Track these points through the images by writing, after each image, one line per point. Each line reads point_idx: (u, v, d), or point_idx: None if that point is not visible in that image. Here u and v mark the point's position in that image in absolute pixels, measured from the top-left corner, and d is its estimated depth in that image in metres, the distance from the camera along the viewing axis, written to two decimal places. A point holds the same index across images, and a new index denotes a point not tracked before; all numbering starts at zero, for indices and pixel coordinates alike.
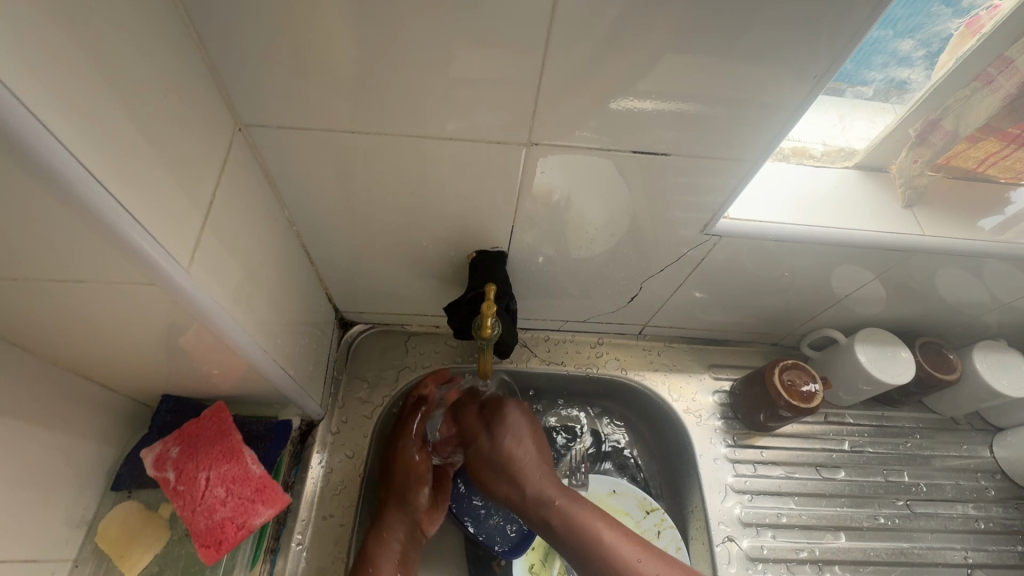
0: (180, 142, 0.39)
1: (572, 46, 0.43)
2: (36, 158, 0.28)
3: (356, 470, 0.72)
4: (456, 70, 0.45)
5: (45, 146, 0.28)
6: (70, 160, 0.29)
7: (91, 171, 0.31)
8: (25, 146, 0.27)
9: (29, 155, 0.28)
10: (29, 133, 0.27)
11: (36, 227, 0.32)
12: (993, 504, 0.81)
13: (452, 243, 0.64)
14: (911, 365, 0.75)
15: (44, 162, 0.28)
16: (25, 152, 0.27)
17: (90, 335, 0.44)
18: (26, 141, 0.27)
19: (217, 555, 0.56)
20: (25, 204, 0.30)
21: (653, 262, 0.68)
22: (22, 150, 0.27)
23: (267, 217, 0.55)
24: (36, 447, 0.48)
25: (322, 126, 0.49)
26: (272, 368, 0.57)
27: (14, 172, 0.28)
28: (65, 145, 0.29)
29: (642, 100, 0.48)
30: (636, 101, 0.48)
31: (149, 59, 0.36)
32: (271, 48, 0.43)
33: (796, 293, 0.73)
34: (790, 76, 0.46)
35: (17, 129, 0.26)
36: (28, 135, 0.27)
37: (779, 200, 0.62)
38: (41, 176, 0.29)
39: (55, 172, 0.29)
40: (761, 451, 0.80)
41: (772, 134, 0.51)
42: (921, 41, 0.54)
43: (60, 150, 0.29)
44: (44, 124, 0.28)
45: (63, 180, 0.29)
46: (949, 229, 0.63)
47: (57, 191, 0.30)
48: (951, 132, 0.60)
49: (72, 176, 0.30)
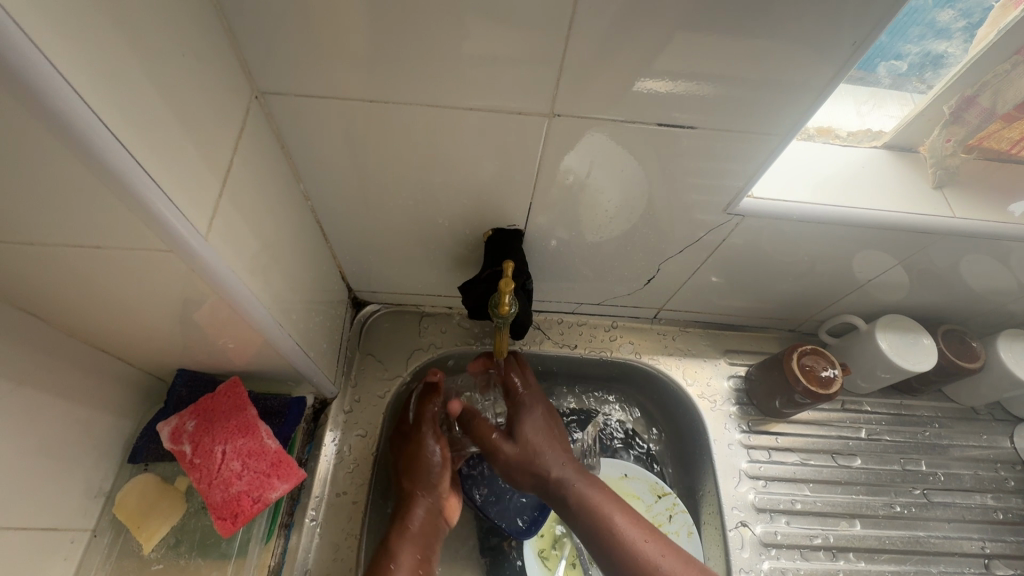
0: (197, 107, 0.38)
1: (602, 14, 0.41)
2: (44, 101, 0.26)
3: (370, 449, 0.72)
4: (479, 38, 0.43)
5: (53, 89, 0.26)
6: (80, 106, 0.28)
7: (115, 135, 0.31)
8: (33, 87, 0.26)
9: (38, 98, 0.26)
10: (36, 73, 0.25)
11: (56, 187, 0.31)
12: (1013, 495, 0.79)
13: (467, 221, 0.63)
14: (934, 352, 0.73)
15: (65, 120, 0.27)
16: (30, 93, 0.26)
17: (108, 303, 0.44)
18: (40, 90, 0.26)
19: (233, 527, 0.56)
20: (42, 155, 0.29)
21: (670, 244, 0.67)
22: (30, 92, 0.26)
23: (282, 191, 0.54)
24: (53, 418, 0.48)
25: (339, 95, 0.48)
26: (287, 344, 0.56)
27: (35, 127, 0.27)
28: (76, 92, 0.28)
29: (659, 80, 0.46)
30: (654, 82, 0.47)
31: (167, 18, 0.35)
32: (287, 11, 0.41)
33: (817, 278, 0.72)
34: (830, 46, 0.43)
35: (30, 76, 0.25)
36: (38, 77, 0.26)
37: (803, 179, 0.61)
38: (65, 137, 0.28)
39: (66, 120, 0.28)
40: (776, 437, 0.79)
41: (801, 112, 0.49)
42: (961, 12, 0.51)
43: (82, 108, 0.28)
44: (51, 65, 0.26)
45: (79, 136, 0.28)
46: (981, 211, 0.61)
47: (68, 142, 0.28)
48: (988, 109, 0.58)
49: (95, 138, 0.29)
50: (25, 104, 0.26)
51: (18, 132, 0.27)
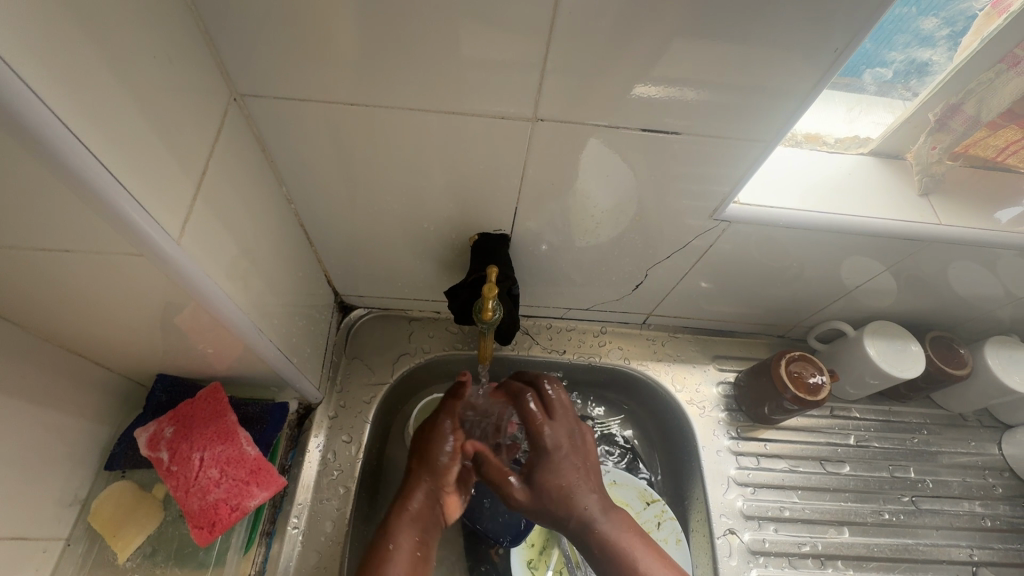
0: (171, 108, 0.38)
1: (582, 19, 0.41)
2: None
3: (355, 456, 0.70)
4: (459, 41, 0.43)
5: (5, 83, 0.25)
6: (33, 100, 0.26)
7: (85, 143, 0.30)
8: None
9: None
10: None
11: (22, 194, 0.30)
12: (1001, 502, 0.79)
13: (453, 225, 0.63)
14: (921, 358, 0.73)
15: (29, 129, 0.27)
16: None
17: (79, 307, 0.43)
18: (3, 99, 0.25)
19: (209, 536, 0.54)
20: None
21: (659, 249, 0.66)
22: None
23: (264, 194, 0.53)
24: (23, 425, 0.47)
25: (319, 97, 0.47)
26: (268, 349, 0.55)
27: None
28: (29, 86, 0.26)
29: (660, 86, 0.46)
30: (655, 88, 0.47)
31: (138, 17, 0.34)
32: (262, 12, 0.40)
33: (805, 284, 0.72)
34: (810, 56, 0.43)
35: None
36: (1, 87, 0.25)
37: (790, 185, 0.61)
38: (30, 145, 0.27)
39: (18, 116, 0.26)
40: (765, 443, 0.79)
41: (783, 118, 0.49)
42: (946, 20, 0.51)
43: (48, 117, 0.27)
44: (0, 57, 0.25)
45: (45, 144, 0.28)
46: (966, 219, 0.61)
47: (22, 140, 0.27)
48: (973, 117, 0.57)
49: (62, 146, 0.28)
50: None
51: None
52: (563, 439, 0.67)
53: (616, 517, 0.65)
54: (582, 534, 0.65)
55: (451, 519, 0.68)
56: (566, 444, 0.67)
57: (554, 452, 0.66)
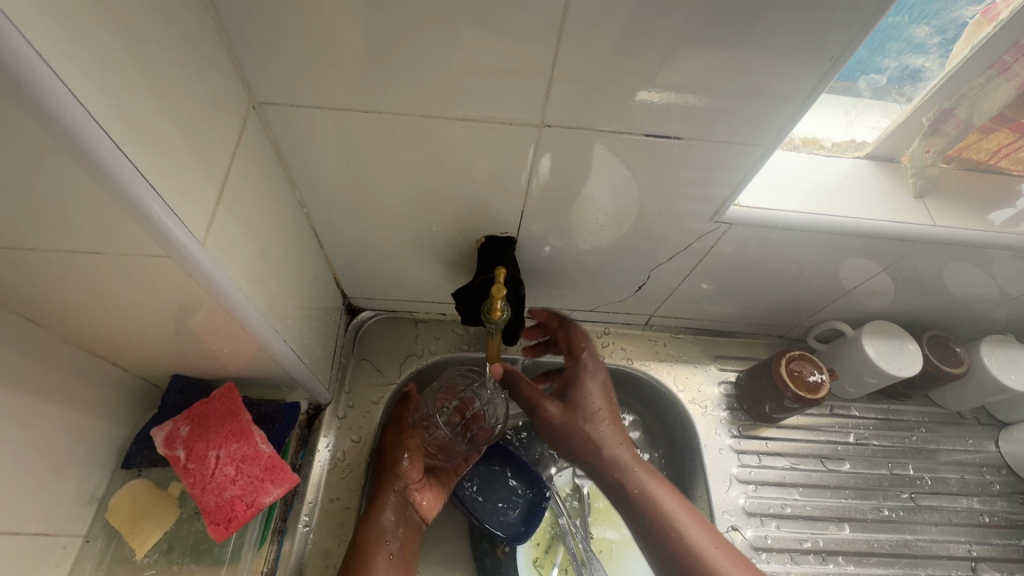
0: (195, 115, 0.39)
1: (587, 29, 0.43)
2: (35, 95, 0.26)
3: (363, 455, 0.72)
4: (470, 50, 0.44)
5: (46, 84, 0.26)
6: (75, 105, 0.28)
7: (124, 151, 0.32)
8: (51, 112, 0.27)
9: (27, 92, 0.26)
10: (27, 67, 0.25)
11: (64, 198, 0.32)
12: (998, 498, 0.80)
13: (460, 228, 0.64)
14: (919, 357, 0.75)
15: (76, 139, 0.29)
16: (20, 87, 0.26)
17: (101, 309, 0.45)
18: (54, 112, 0.27)
19: (226, 532, 0.56)
20: (36, 153, 0.29)
21: (661, 251, 0.68)
22: (47, 116, 0.27)
23: (278, 198, 0.55)
24: (45, 423, 0.49)
25: (333, 105, 0.49)
26: (282, 349, 0.56)
27: (47, 142, 0.29)
28: (75, 96, 0.28)
29: (665, 92, 0.48)
30: (659, 95, 0.48)
31: (168, 30, 0.36)
32: (281, 24, 0.42)
33: (804, 285, 0.74)
34: (805, 64, 0.45)
35: (46, 97, 0.27)
36: (54, 100, 0.27)
37: (789, 188, 0.62)
38: (76, 153, 0.29)
39: (60, 119, 0.28)
40: (766, 442, 0.80)
41: (780, 124, 0.51)
42: (937, 28, 0.53)
43: (93, 127, 0.29)
44: (51, 69, 0.27)
45: (89, 153, 0.30)
46: (960, 220, 0.63)
47: (60, 139, 0.29)
48: (966, 121, 0.59)
49: (104, 154, 0.30)
50: (45, 127, 0.28)
51: (34, 149, 0.29)
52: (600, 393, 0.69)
53: (648, 473, 0.66)
54: (617, 485, 0.66)
55: (430, 517, 0.68)
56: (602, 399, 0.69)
57: (593, 405, 0.68)
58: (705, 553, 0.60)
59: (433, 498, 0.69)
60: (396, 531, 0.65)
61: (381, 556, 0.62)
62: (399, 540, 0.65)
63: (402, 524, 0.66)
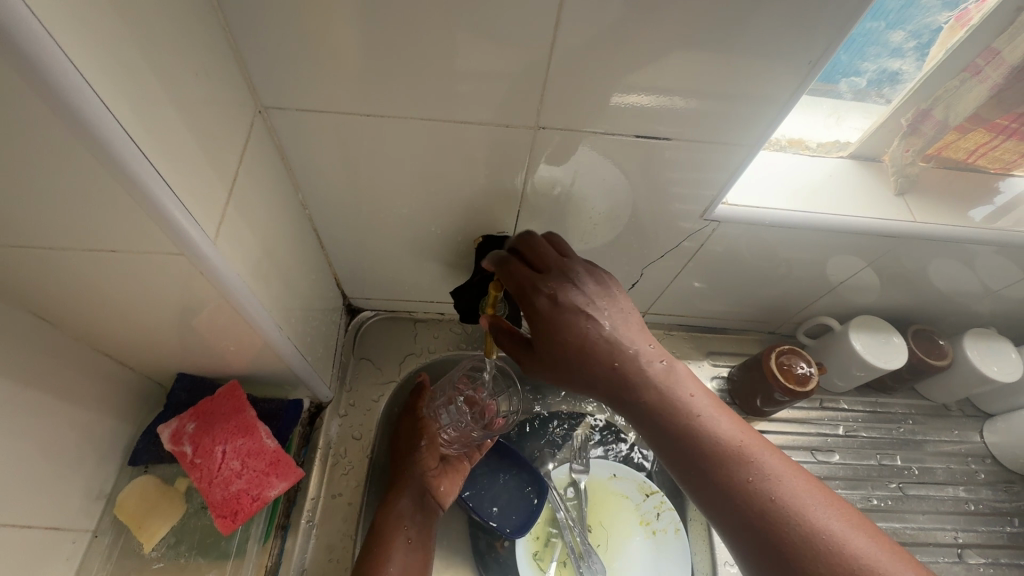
0: (206, 118, 0.41)
1: (579, 35, 0.45)
2: (69, 102, 0.28)
3: (365, 452, 0.73)
4: (468, 56, 0.46)
5: (77, 90, 0.28)
6: (103, 111, 0.30)
7: (146, 154, 0.34)
8: (82, 118, 0.29)
9: (60, 96, 0.28)
10: (60, 72, 0.27)
11: (87, 197, 0.34)
12: (984, 487, 0.83)
13: (458, 228, 0.66)
14: (904, 350, 0.77)
15: (104, 142, 0.31)
16: (53, 90, 0.28)
17: (112, 307, 0.46)
18: (83, 116, 0.29)
19: (232, 525, 0.57)
20: (63, 153, 0.31)
21: (653, 249, 0.70)
22: (79, 121, 0.29)
23: (283, 200, 0.56)
24: (55, 419, 0.50)
25: (336, 109, 0.51)
26: (286, 347, 0.58)
27: (75, 144, 0.31)
28: (103, 102, 0.30)
29: (636, 95, 0.50)
30: (632, 97, 0.50)
31: (181, 39, 0.37)
32: (287, 32, 0.44)
33: (793, 282, 0.76)
34: (787, 67, 0.47)
35: (78, 103, 0.29)
36: (86, 106, 0.29)
37: (776, 187, 0.64)
38: (102, 154, 0.31)
39: (89, 124, 0.30)
40: (758, 435, 0.82)
41: (765, 125, 0.53)
42: (912, 33, 0.55)
43: (119, 131, 0.31)
44: (83, 76, 0.29)
45: (114, 155, 0.32)
46: (941, 216, 0.65)
47: (87, 142, 0.31)
48: (941, 122, 0.62)
49: (127, 156, 0.32)
50: (76, 131, 0.30)
51: (65, 150, 0.31)
52: (615, 319, 0.52)
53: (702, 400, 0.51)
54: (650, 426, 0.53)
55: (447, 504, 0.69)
56: (621, 325, 0.52)
57: (589, 340, 0.51)
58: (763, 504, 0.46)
59: (450, 487, 0.70)
60: (414, 520, 0.67)
61: (396, 548, 0.64)
62: (417, 530, 0.67)
63: (418, 514, 0.67)
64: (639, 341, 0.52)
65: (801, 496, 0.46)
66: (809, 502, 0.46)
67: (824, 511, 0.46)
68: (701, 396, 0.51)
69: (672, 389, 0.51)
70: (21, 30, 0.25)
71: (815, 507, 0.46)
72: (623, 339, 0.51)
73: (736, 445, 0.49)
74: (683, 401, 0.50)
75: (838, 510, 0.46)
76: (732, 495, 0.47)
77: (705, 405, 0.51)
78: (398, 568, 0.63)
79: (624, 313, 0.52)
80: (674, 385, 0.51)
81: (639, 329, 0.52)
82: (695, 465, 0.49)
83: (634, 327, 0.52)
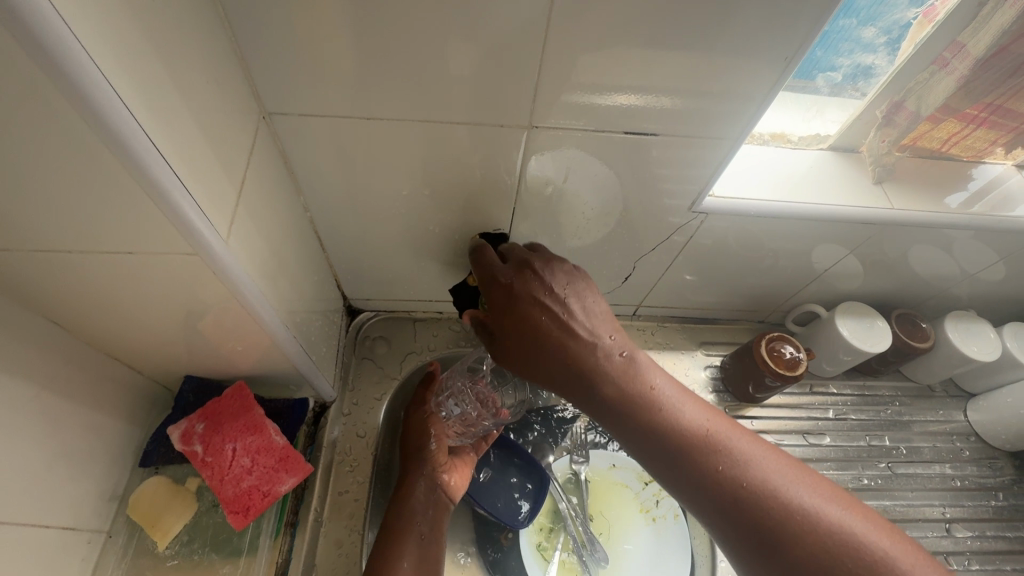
0: (215, 125, 0.43)
1: (570, 38, 0.47)
2: (97, 108, 0.31)
3: (369, 449, 0.75)
4: (463, 60, 0.48)
5: (105, 97, 0.31)
6: (128, 116, 0.32)
7: (165, 157, 0.36)
8: (108, 122, 0.31)
9: (85, 98, 0.30)
10: (91, 80, 0.29)
11: (109, 201, 0.36)
12: (969, 464, 0.86)
13: (456, 227, 0.68)
14: (888, 333, 0.80)
15: (127, 146, 0.33)
16: (78, 91, 0.29)
17: (124, 311, 0.48)
18: (111, 121, 0.31)
19: (245, 520, 0.59)
20: (88, 158, 0.33)
21: (645, 242, 0.72)
22: (106, 125, 0.31)
23: (286, 203, 0.58)
24: (69, 422, 0.51)
25: (337, 114, 0.52)
26: (293, 346, 0.59)
27: (100, 148, 0.32)
28: (128, 108, 0.32)
29: (624, 95, 0.52)
30: (622, 96, 0.53)
31: (192, 49, 0.39)
32: (290, 40, 0.46)
33: (780, 271, 0.78)
34: (764, 66, 0.50)
35: (107, 110, 0.31)
36: (113, 112, 0.31)
37: (760, 179, 0.67)
38: (125, 157, 0.33)
39: (115, 128, 0.32)
40: (752, 420, 0.85)
41: (745, 120, 0.55)
42: (882, 29, 0.58)
43: (141, 136, 0.33)
44: (110, 84, 0.31)
45: (136, 158, 0.34)
46: (917, 202, 0.68)
47: (113, 146, 0.33)
48: (914, 112, 0.65)
49: (148, 159, 0.34)
50: (102, 135, 0.32)
51: (89, 154, 0.33)
52: (575, 310, 0.54)
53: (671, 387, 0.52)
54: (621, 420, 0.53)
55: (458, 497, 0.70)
56: (580, 315, 0.54)
57: (551, 330, 0.53)
58: (733, 488, 0.47)
59: (460, 480, 0.72)
60: (426, 513, 0.68)
61: (409, 541, 0.65)
62: (430, 523, 0.68)
63: (431, 507, 0.69)
64: (598, 330, 0.53)
65: (772, 476, 0.47)
66: (779, 482, 0.46)
67: (798, 492, 0.46)
68: (665, 383, 0.52)
69: (636, 377, 0.52)
70: (57, 42, 0.27)
71: (787, 487, 0.46)
72: (583, 331, 0.53)
73: (704, 432, 0.50)
74: (647, 389, 0.51)
75: (812, 490, 0.46)
76: (700, 480, 0.48)
77: (668, 392, 0.52)
78: (411, 563, 0.64)
79: (586, 305, 0.54)
80: (637, 373, 0.52)
81: (599, 320, 0.54)
82: (663, 451, 0.50)
83: (595, 319, 0.54)
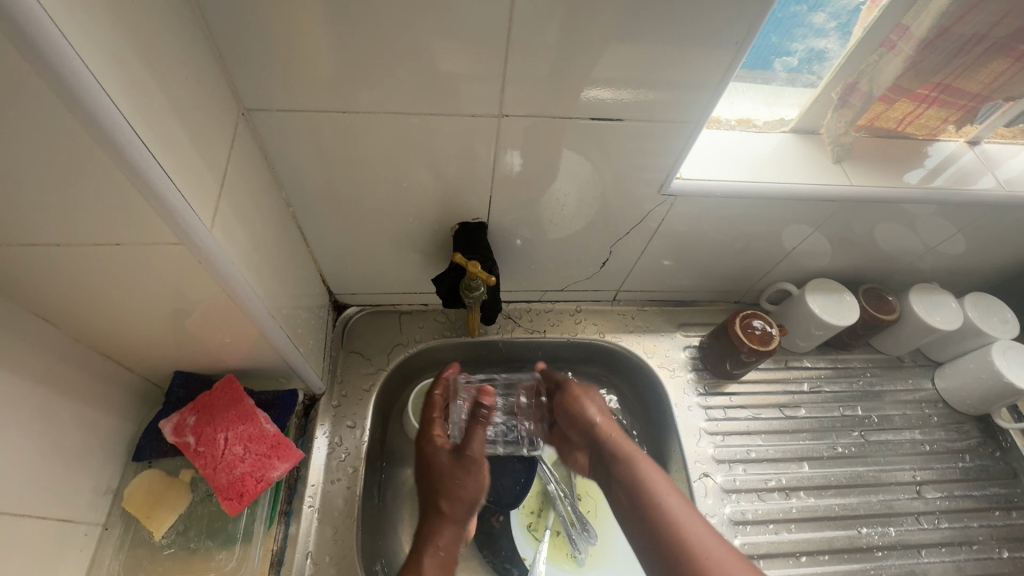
0: (197, 123, 0.44)
1: (535, 30, 0.49)
2: (87, 107, 0.32)
3: (360, 438, 0.76)
4: (434, 54, 0.51)
5: (94, 96, 0.32)
6: (117, 114, 0.34)
7: (154, 154, 0.38)
8: (99, 121, 0.33)
9: (75, 97, 0.32)
10: (80, 80, 0.31)
11: (98, 196, 0.38)
12: (937, 429, 0.89)
13: (435, 218, 0.70)
14: (855, 306, 0.83)
15: (117, 143, 0.35)
16: (67, 89, 0.31)
17: (114, 306, 0.49)
18: (100, 119, 0.33)
19: (239, 506, 0.61)
20: (77, 155, 0.35)
21: (619, 227, 0.74)
22: (97, 124, 0.33)
23: (268, 198, 0.60)
24: (62, 417, 0.53)
25: (314, 109, 0.54)
26: (281, 339, 0.61)
27: (88, 144, 0.34)
28: (117, 107, 0.34)
29: (600, 88, 0.55)
30: (597, 90, 0.56)
31: (171, 48, 0.41)
32: (267, 38, 0.48)
33: (752, 251, 0.81)
34: (721, 52, 0.53)
35: (97, 109, 0.33)
36: (102, 110, 0.33)
37: (727, 162, 0.69)
38: (114, 154, 0.35)
39: (105, 126, 0.34)
40: (730, 396, 0.88)
41: (704, 104, 0.58)
42: (831, 15, 0.62)
43: (130, 133, 0.35)
44: (99, 84, 0.33)
45: (125, 154, 0.36)
46: (875, 178, 0.71)
47: (103, 143, 0.34)
48: (867, 93, 0.68)
49: (137, 155, 0.36)
50: (93, 133, 0.34)
51: (78, 151, 0.35)
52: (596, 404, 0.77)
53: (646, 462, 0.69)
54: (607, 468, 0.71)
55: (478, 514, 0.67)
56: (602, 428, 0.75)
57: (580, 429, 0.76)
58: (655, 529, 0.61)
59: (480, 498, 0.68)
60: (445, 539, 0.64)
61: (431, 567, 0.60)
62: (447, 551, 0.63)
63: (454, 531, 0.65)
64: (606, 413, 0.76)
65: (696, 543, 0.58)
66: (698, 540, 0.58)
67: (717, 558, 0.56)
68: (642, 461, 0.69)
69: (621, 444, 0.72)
70: (48, 45, 0.29)
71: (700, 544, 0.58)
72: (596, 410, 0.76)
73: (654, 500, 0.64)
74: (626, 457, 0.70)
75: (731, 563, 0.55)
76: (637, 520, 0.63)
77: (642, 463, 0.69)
78: None
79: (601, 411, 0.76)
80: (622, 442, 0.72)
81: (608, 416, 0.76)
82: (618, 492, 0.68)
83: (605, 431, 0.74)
